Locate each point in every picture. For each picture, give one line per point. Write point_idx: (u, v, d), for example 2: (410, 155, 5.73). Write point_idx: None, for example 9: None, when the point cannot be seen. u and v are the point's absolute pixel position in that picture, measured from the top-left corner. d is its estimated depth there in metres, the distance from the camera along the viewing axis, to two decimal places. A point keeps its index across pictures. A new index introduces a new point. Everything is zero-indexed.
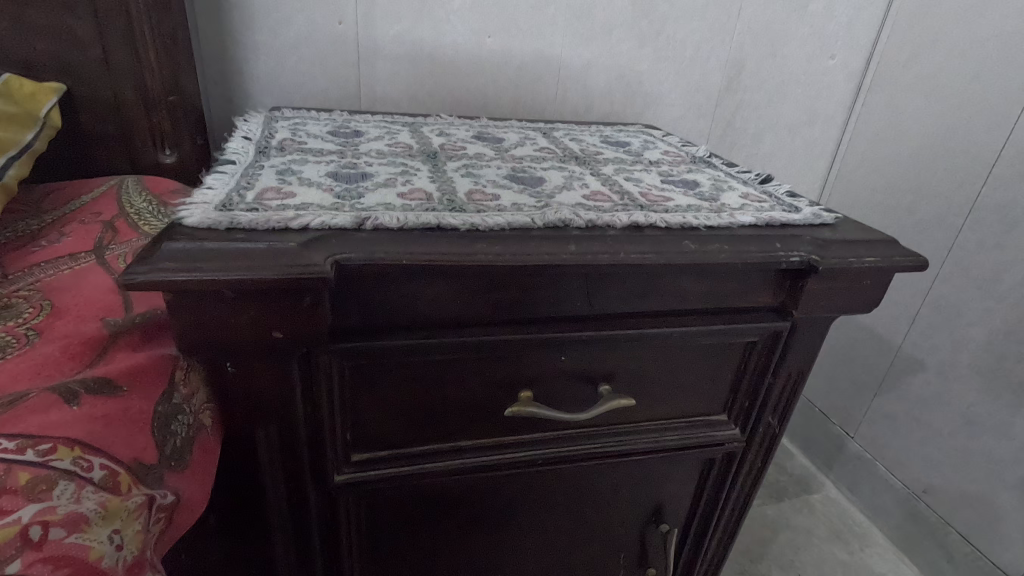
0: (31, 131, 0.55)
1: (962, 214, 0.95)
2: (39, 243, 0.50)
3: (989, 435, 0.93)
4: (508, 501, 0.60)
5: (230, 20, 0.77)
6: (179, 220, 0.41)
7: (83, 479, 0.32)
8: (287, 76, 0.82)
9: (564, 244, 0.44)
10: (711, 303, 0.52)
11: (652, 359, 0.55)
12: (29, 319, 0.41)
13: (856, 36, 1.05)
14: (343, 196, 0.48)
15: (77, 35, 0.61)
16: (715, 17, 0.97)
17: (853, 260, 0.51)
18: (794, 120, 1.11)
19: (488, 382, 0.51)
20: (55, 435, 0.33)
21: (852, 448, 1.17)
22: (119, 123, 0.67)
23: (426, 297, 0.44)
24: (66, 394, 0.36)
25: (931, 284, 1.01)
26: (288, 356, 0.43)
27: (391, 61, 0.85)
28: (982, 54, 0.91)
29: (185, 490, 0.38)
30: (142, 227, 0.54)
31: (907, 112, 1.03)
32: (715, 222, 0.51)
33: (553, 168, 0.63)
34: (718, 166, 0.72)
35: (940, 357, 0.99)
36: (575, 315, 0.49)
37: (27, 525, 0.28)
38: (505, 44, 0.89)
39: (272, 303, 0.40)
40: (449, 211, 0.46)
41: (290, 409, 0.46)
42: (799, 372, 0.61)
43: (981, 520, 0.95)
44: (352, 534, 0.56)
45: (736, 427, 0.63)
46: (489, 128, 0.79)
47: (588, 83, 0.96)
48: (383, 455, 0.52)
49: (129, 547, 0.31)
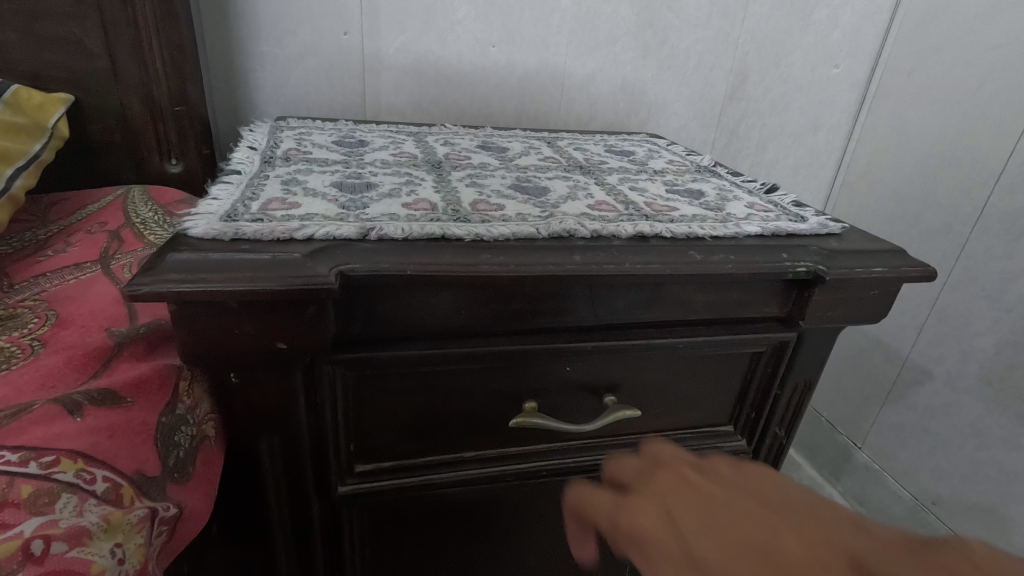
0: (40, 141, 0.55)
1: (969, 222, 0.95)
2: (45, 253, 0.51)
3: (998, 446, 0.92)
4: (512, 513, 0.60)
5: (237, 30, 0.78)
6: (184, 231, 0.41)
7: (85, 492, 0.32)
8: (293, 86, 0.83)
9: (569, 253, 0.44)
10: (717, 314, 0.52)
11: (658, 369, 0.55)
12: (34, 329, 0.41)
13: (860, 45, 1.05)
14: (348, 206, 0.48)
15: (86, 47, 0.61)
16: (719, 27, 0.97)
17: (861, 270, 0.51)
18: (799, 129, 1.11)
19: (493, 392, 0.51)
20: (59, 447, 0.32)
21: (860, 458, 1.16)
22: (126, 133, 0.67)
23: (431, 307, 0.44)
24: (70, 405, 0.35)
25: (938, 293, 1.00)
26: (292, 367, 0.43)
27: (397, 72, 0.86)
28: (988, 62, 0.91)
29: (188, 503, 0.38)
30: (147, 236, 0.55)
31: (912, 121, 1.03)
32: (721, 232, 0.51)
33: (558, 178, 0.63)
34: (723, 176, 0.72)
35: (948, 367, 0.99)
36: (580, 325, 0.49)
37: (28, 539, 0.28)
38: (510, 54, 0.89)
39: (277, 314, 0.39)
40: (454, 221, 0.46)
41: (292, 419, 0.46)
42: (806, 382, 0.61)
43: (992, 531, 0.94)
44: (357, 546, 0.55)
45: (742, 438, 0.63)
46: (494, 137, 0.79)
47: (592, 93, 0.97)
48: (386, 466, 0.51)
49: (131, 560, 0.31)
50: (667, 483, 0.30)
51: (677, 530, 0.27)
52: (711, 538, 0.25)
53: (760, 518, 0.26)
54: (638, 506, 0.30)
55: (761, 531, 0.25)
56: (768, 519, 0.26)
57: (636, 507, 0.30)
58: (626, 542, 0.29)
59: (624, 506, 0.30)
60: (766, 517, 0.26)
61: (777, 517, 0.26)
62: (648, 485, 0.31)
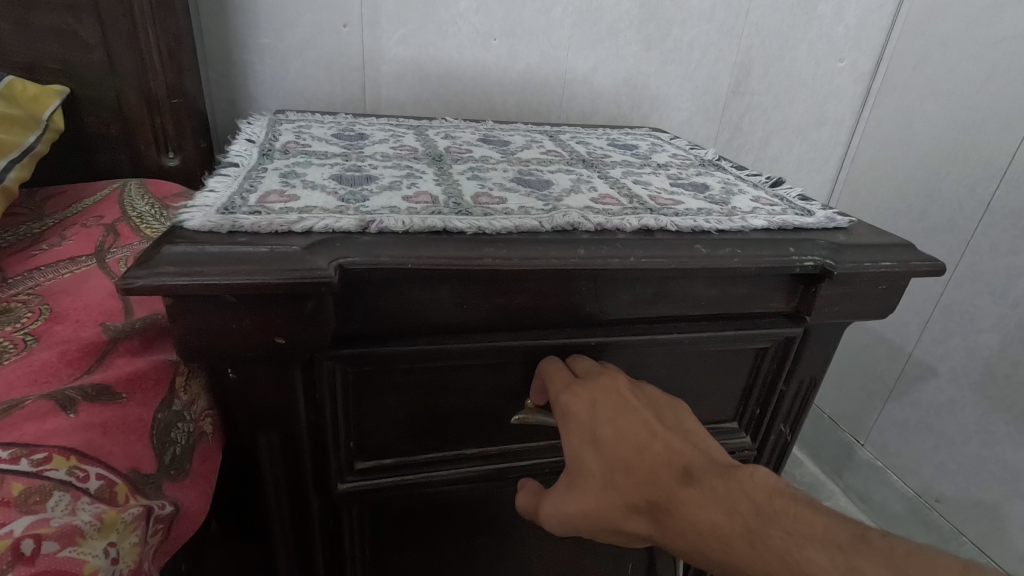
0: (34, 133, 0.54)
1: (974, 218, 0.94)
2: (39, 247, 0.50)
3: (1003, 443, 0.91)
4: (514, 511, 0.59)
5: (235, 22, 0.76)
6: (180, 223, 0.40)
7: (79, 490, 0.31)
8: (292, 79, 0.82)
9: (573, 247, 0.43)
10: (722, 309, 0.51)
11: (663, 365, 0.54)
12: (27, 324, 0.40)
13: (866, 38, 1.04)
14: (347, 199, 0.47)
15: (81, 37, 0.60)
16: (722, 20, 0.96)
17: (870, 265, 0.50)
18: (804, 123, 1.10)
19: (495, 387, 0.50)
20: (51, 443, 0.32)
21: (863, 455, 1.15)
22: (122, 125, 0.66)
23: (431, 302, 0.43)
24: (63, 400, 0.35)
25: (943, 290, 0.99)
26: (290, 362, 0.42)
27: (396, 65, 0.85)
28: (995, 56, 0.90)
29: (184, 500, 0.37)
30: (144, 230, 0.54)
31: (917, 115, 1.02)
32: (727, 225, 0.50)
33: (561, 171, 0.62)
34: (727, 169, 0.71)
35: (952, 363, 0.98)
36: (584, 320, 0.48)
37: (18, 539, 0.27)
38: (511, 47, 0.88)
39: (275, 308, 0.39)
40: (455, 215, 0.45)
41: (291, 416, 0.45)
42: (812, 379, 0.60)
43: (996, 529, 0.93)
44: (356, 545, 0.55)
45: (747, 435, 0.62)
46: (495, 131, 0.78)
47: (595, 86, 0.95)
48: (386, 464, 0.50)
49: (125, 560, 0.30)
50: (605, 386, 0.43)
51: (594, 421, 0.41)
52: (610, 432, 0.39)
53: (648, 424, 0.38)
54: (580, 395, 0.42)
55: (642, 433, 0.38)
56: (652, 426, 0.38)
57: (573, 394, 0.43)
58: (563, 417, 0.43)
59: (572, 390, 0.43)
60: (654, 426, 0.38)
61: (662, 428, 0.38)
62: (592, 382, 0.43)
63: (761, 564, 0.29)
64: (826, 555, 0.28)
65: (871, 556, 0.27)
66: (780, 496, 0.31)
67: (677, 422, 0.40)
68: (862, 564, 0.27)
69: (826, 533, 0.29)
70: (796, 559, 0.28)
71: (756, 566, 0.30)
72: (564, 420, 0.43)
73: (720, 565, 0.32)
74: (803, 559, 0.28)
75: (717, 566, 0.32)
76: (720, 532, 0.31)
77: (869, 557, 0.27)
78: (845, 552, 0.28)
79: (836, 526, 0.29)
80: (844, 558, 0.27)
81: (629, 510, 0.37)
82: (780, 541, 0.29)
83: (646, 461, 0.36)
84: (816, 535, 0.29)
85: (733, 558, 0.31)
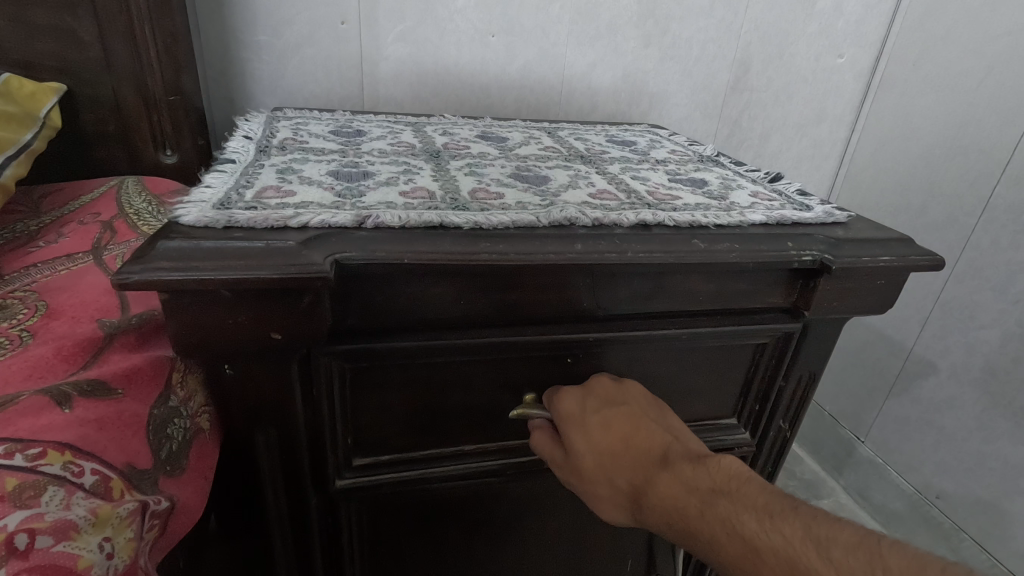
0: (31, 131, 0.54)
1: (974, 214, 0.94)
2: (36, 245, 0.50)
3: (1004, 440, 0.90)
4: (512, 507, 0.59)
5: (233, 21, 0.76)
6: (175, 219, 0.40)
7: (73, 485, 0.31)
8: (290, 76, 0.82)
9: (570, 242, 0.43)
10: (720, 304, 0.51)
11: (662, 360, 0.54)
12: (23, 320, 0.40)
13: (866, 34, 1.04)
14: (344, 194, 0.47)
15: (78, 35, 0.60)
16: (721, 16, 0.95)
17: (869, 259, 0.49)
18: (804, 119, 1.09)
19: (494, 382, 0.50)
20: (46, 438, 0.31)
21: (863, 452, 1.15)
22: (119, 123, 0.66)
23: (428, 297, 0.43)
24: (59, 396, 0.35)
25: (944, 285, 0.99)
26: (286, 358, 0.42)
27: (394, 62, 0.85)
28: (995, 51, 0.90)
29: (181, 495, 0.37)
30: (141, 227, 0.54)
31: (917, 111, 1.02)
32: (725, 221, 0.50)
33: (559, 167, 0.62)
34: (726, 165, 0.71)
35: (952, 360, 0.98)
36: (582, 314, 0.48)
37: (12, 534, 0.27)
38: (509, 44, 0.88)
39: (270, 303, 0.38)
40: (452, 210, 0.45)
41: (288, 412, 0.45)
42: (811, 375, 0.60)
43: (996, 525, 0.93)
44: (355, 540, 0.54)
45: (746, 431, 0.62)
46: (493, 128, 0.78)
47: (594, 82, 0.95)
48: (384, 459, 0.50)
49: (120, 555, 0.30)
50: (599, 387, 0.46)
51: (583, 413, 0.44)
52: (598, 422, 0.42)
53: (633, 417, 0.42)
54: (572, 394, 0.46)
55: (626, 425, 0.42)
56: (636, 420, 0.42)
57: (567, 392, 0.46)
58: (558, 419, 0.45)
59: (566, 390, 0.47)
60: (638, 419, 0.42)
61: (645, 422, 0.42)
62: (586, 384, 0.47)
63: (710, 532, 0.33)
64: (759, 520, 0.32)
65: (794, 521, 0.31)
66: (736, 477, 0.35)
67: (663, 419, 0.44)
68: (784, 527, 0.31)
69: (765, 504, 0.32)
70: (736, 526, 0.32)
71: (706, 534, 0.33)
72: (559, 421, 0.45)
73: (680, 537, 0.35)
74: (739, 524, 0.32)
75: (681, 539, 0.35)
76: (679, 505, 0.35)
77: (794, 522, 0.31)
78: (774, 517, 0.31)
79: (777, 500, 0.33)
80: (772, 521, 0.31)
81: (614, 493, 0.40)
82: (727, 512, 0.33)
83: (628, 448, 0.40)
84: (758, 506, 0.32)
85: (691, 531, 0.34)
